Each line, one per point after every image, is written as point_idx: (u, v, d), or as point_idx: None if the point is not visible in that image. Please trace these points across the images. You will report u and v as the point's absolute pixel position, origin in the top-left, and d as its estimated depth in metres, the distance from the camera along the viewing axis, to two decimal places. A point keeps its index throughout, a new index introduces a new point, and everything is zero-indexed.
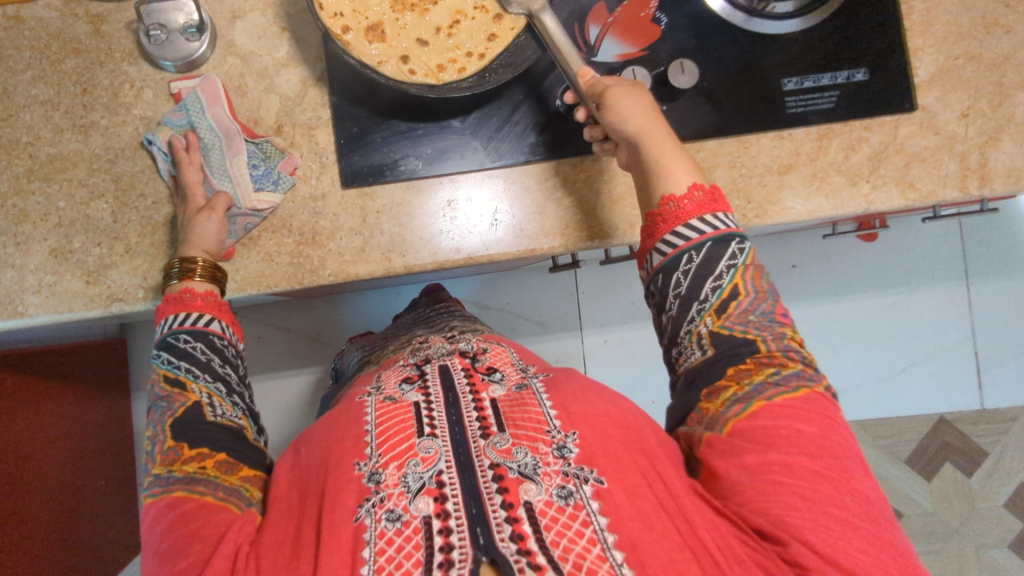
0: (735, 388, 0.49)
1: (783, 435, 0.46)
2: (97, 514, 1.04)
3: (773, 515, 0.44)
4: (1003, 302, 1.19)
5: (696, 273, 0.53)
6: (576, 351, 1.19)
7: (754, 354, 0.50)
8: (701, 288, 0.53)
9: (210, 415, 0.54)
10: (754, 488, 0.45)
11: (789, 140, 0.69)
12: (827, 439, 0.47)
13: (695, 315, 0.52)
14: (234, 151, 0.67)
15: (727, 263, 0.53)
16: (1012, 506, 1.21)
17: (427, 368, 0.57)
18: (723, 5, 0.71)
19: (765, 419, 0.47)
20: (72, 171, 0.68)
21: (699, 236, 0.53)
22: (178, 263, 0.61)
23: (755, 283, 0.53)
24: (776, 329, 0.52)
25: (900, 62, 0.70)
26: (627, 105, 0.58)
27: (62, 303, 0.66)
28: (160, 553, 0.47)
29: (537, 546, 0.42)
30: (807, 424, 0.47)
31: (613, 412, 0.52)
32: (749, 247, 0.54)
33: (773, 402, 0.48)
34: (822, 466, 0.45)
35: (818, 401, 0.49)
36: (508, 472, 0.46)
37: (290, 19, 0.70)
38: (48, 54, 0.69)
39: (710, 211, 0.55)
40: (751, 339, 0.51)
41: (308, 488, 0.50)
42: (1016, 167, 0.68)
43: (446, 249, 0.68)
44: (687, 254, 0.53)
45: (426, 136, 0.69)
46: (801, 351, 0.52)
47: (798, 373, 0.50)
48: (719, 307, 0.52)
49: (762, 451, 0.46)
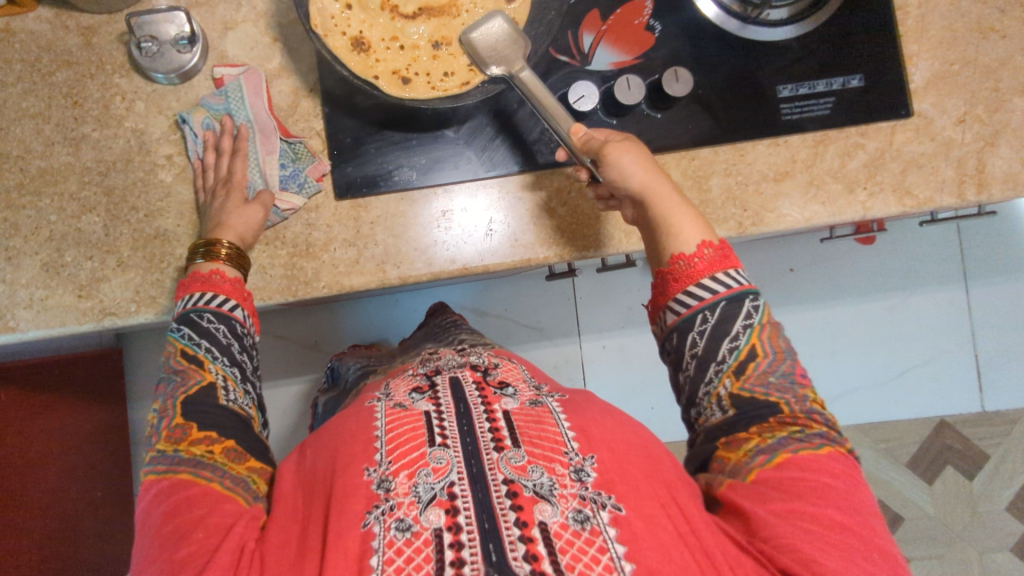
0: (759, 441, 0.50)
1: (811, 487, 0.47)
2: (94, 525, 1.04)
3: (808, 558, 0.44)
4: (1002, 304, 1.19)
5: (712, 335, 0.54)
6: (574, 357, 1.19)
7: (778, 414, 0.51)
8: (717, 349, 0.54)
9: (223, 400, 0.54)
10: (789, 530, 0.45)
11: (785, 147, 0.69)
12: (855, 496, 0.47)
13: (713, 376, 0.54)
14: (268, 149, 0.67)
15: (742, 323, 0.54)
16: (1013, 510, 1.21)
17: (437, 379, 0.56)
18: (717, 13, 0.71)
19: (791, 470, 0.48)
20: (62, 184, 0.67)
21: (712, 296, 0.55)
22: (204, 244, 0.61)
23: (772, 343, 0.55)
24: (796, 392, 0.53)
25: (895, 68, 0.70)
26: (624, 163, 0.59)
27: (53, 318, 0.65)
28: (161, 536, 0.46)
29: (551, 568, 0.41)
30: (836, 479, 0.48)
31: (632, 440, 0.52)
32: (762, 304, 0.56)
33: (798, 455, 0.49)
34: (852, 522, 0.46)
35: (842, 459, 0.49)
36: (524, 490, 0.45)
37: (282, 29, 0.70)
38: (39, 67, 0.69)
39: (711, 273, 0.56)
40: (772, 402, 0.52)
41: (314, 491, 0.49)
42: (1013, 172, 0.67)
43: (441, 260, 0.67)
44: (701, 314, 0.55)
45: (420, 146, 0.69)
46: (824, 413, 0.53)
47: (821, 434, 0.51)
48: (737, 367, 0.53)
49: (792, 501, 0.46)
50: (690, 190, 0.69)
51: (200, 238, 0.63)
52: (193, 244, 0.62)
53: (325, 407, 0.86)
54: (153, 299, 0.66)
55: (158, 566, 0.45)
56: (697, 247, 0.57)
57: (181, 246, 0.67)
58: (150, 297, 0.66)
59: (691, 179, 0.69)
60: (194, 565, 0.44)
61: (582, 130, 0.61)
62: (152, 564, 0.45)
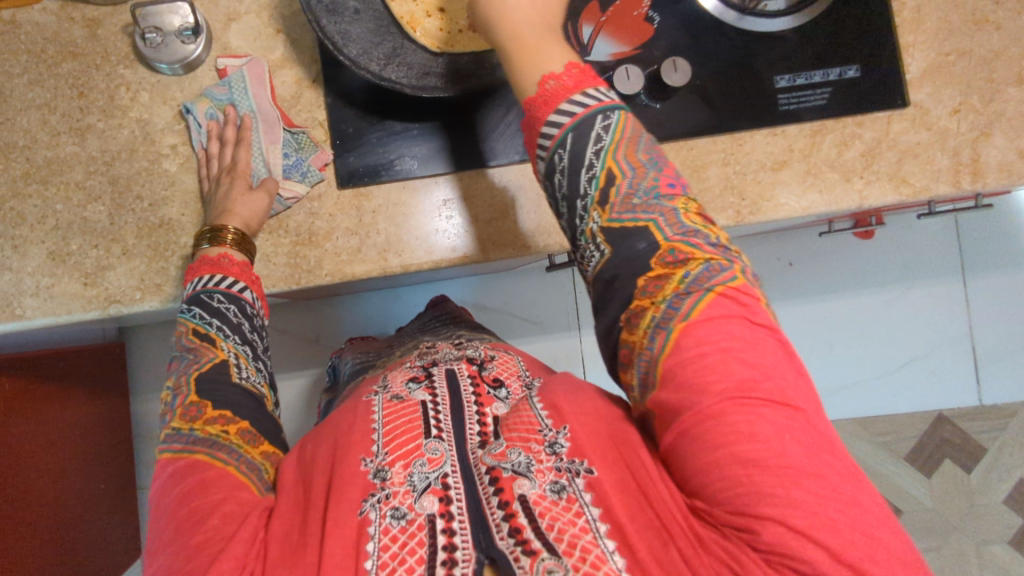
0: (653, 309, 0.45)
1: (704, 370, 0.42)
2: (97, 516, 1.04)
3: (722, 499, 0.39)
4: (999, 298, 1.19)
5: (570, 169, 0.49)
6: (574, 350, 1.20)
7: (657, 254, 0.45)
8: (578, 184, 0.49)
9: (235, 376, 0.55)
10: (698, 466, 0.41)
11: (782, 137, 0.70)
12: (757, 367, 0.42)
13: (583, 212, 0.49)
14: (271, 138, 0.68)
15: (593, 149, 0.48)
16: (1011, 502, 1.21)
17: (434, 369, 0.57)
18: (715, 4, 0.72)
19: (689, 348, 0.43)
20: (68, 173, 0.68)
21: (560, 129, 0.49)
22: (210, 229, 0.62)
23: (629, 160, 0.49)
24: (664, 208, 0.47)
25: (892, 60, 0.70)
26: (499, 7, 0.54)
27: (59, 306, 0.66)
28: (176, 518, 0.46)
29: (534, 534, 0.43)
30: (728, 342, 0.42)
31: (601, 406, 0.51)
32: (615, 119, 0.50)
33: (692, 321, 0.43)
34: (757, 400, 0.41)
35: (731, 295, 0.44)
36: (503, 472, 0.46)
37: (285, 21, 0.71)
38: (44, 58, 0.70)
39: (567, 95, 0.50)
40: (642, 226, 0.46)
41: (313, 477, 0.50)
42: (1007, 162, 0.68)
43: (441, 249, 0.68)
44: (557, 152, 0.50)
45: (422, 135, 0.69)
46: (706, 230, 0.48)
47: (708, 267, 0.45)
48: (601, 197, 0.48)
49: (693, 402, 0.41)
50: (689, 180, 0.69)
51: (206, 224, 0.64)
52: (201, 229, 0.63)
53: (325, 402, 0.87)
54: (158, 287, 0.67)
55: (170, 551, 0.45)
56: (562, 68, 0.52)
57: (185, 235, 0.68)
58: (155, 285, 0.67)
59: (689, 168, 0.69)
60: (207, 553, 0.44)
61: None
62: (167, 547, 0.45)
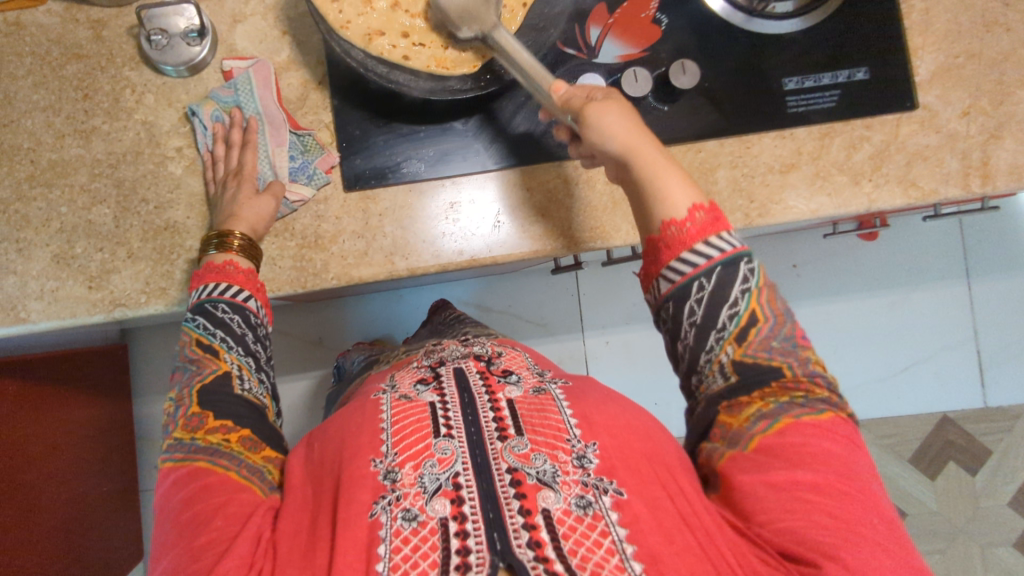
0: (759, 405, 0.48)
1: (813, 453, 0.46)
2: (100, 520, 1.04)
3: (800, 536, 0.43)
4: (1005, 300, 1.19)
5: (711, 304, 0.50)
6: (578, 353, 1.19)
7: (780, 379, 0.48)
8: (716, 317, 0.50)
9: (238, 389, 0.54)
10: (781, 506, 0.44)
11: (791, 139, 0.69)
12: (852, 459, 0.46)
13: (714, 343, 0.50)
14: (277, 141, 0.68)
15: (740, 289, 0.49)
16: (1016, 505, 1.21)
17: (442, 369, 0.57)
18: (723, 6, 0.71)
19: (794, 436, 0.46)
20: (73, 176, 0.68)
21: (708, 261, 0.50)
22: (217, 235, 0.61)
23: (772, 305, 0.51)
24: (797, 353, 0.50)
25: (901, 62, 0.70)
26: (609, 125, 0.54)
27: (64, 309, 0.66)
28: (178, 524, 0.46)
29: (555, 554, 0.42)
30: (835, 445, 0.46)
31: (632, 423, 0.52)
32: (758, 265, 0.51)
33: (800, 420, 0.47)
34: (848, 482, 0.45)
35: (843, 424, 0.48)
36: (527, 478, 0.45)
37: (291, 22, 0.70)
38: (49, 60, 0.69)
39: (704, 238, 0.50)
40: (775, 366, 0.49)
41: (323, 480, 0.50)
42: (1017, 165, 0.68)
43: (449, 252, 0.67)
44: (697, 281, 0.50)
45: (428, 138, 0.69)
46: (823, 373, 0.51)
47: (823, 398, 0.49)
48: (739, 334, 0.49)
49: (791, 470, 0.45)
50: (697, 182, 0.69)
51: (211, 230, 0.63)
52: (206, 234, 0.63)
53: (330, 397, 0.87)
54: (163, 291, 0.66)
55: (176, 553, 0.45)
56: (688, 211, 0.51)
57: (191, 238, 0.67)
58: (160, 288, 0.66)
59: (697, 171, 0.69)
60: (212, 553, 0.44)
61: (563, 86, 0.57)
62: (168, 552, 0.45)
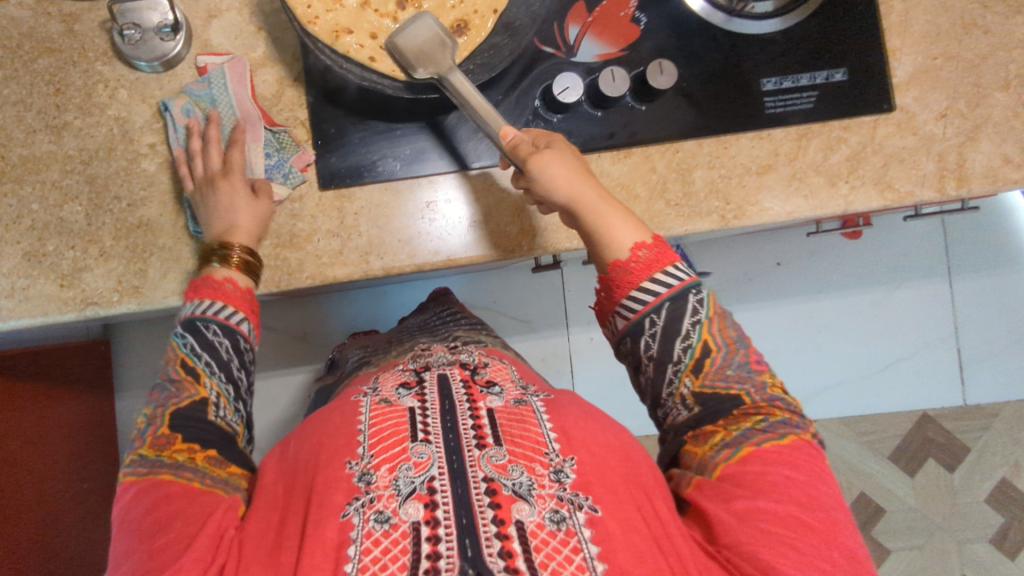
0: (724, 434, 0.51)
1: (772, 482, 0.48)
2: (82, 516, 1.03)
3: (764, 563, 0.44)
4: (985, 299, 1.20)
5: (664, 338, 0.54)
6: (561, 350, 1.19)
7: (739, 406, 0.52)
8: (671, 350, 0.54)
9: (212, 415, 0.53)
10: (746, 532, 0.46)
11: (768, 140, 0.69)
12: (816, 490, 0.48)
13: (673, 377, 0.54)
14: (251, 137, 0.67)
15: (690, 321, 0.54)
16: (993, 501, 1.22)
17: (426, 374, 0.57)
18: (702, 5, 0.71)
19: (756, 466, 0.49)
20: (44, 172, 0.67)
21: (656, 297, 0.54)
22: (218, 247, 0.60)
23: (724, 334, 0.55)
24: (754, 380, 0.54)
25: (879, 63, 0.70)
26: (551, 177, 0.57)
27: (35, 307, 0.65)
28: (140, 529, 0.46)
29: (525, 565, 0.42)
30: (795, 471, 0.49)
31: (612, 442, 0.52)
32: (707, 294, 0.55)
33: (762, 449, 0.50)
34: (813, 516, 0.47)
35: (806, 448, 0.51)
36: (503, 488, 0.45)
37: (266, 18, 0.70)
38: (20, 53, 0.68)
39: (652, 273, 0.55)
40: (734, 394, 0.52)
41: (295, 482, 0.50)
42: (993, 168, 0.68)
43: (425, 252, 0.67)
44: (648, 318, 0.54)
45: (405, 136, 0.69)
46: (786, 397, 0.54)
47: (786, 420, 0.52)
48: (695, 366, 0.53)
49: (752, 498, 0.47)
50: (675, 183, 0.69)
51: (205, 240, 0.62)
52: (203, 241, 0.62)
53: (321, 393, 0.87)
54: (136, 289, 0.66)
55: (136, 558, 0.45)
56: (631, 252, 0.56)
57: (164, 236, 0.67)
58: (133, 286, 0.66)
59: (675, 171, 0.69)
60: (170, 555, 0.44)
61: (511, 132, 0.58)
62: (132, 554, 0.45)
